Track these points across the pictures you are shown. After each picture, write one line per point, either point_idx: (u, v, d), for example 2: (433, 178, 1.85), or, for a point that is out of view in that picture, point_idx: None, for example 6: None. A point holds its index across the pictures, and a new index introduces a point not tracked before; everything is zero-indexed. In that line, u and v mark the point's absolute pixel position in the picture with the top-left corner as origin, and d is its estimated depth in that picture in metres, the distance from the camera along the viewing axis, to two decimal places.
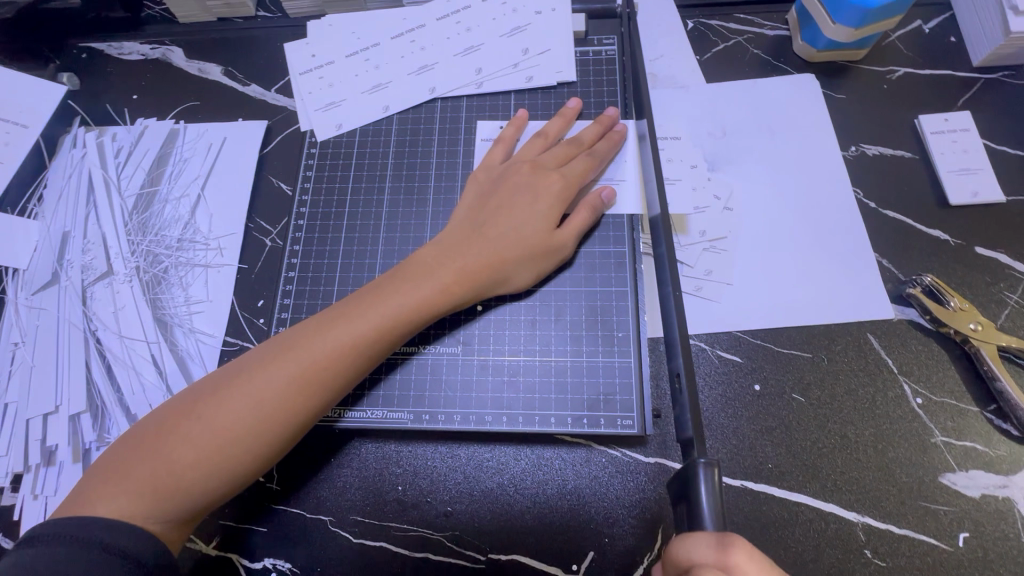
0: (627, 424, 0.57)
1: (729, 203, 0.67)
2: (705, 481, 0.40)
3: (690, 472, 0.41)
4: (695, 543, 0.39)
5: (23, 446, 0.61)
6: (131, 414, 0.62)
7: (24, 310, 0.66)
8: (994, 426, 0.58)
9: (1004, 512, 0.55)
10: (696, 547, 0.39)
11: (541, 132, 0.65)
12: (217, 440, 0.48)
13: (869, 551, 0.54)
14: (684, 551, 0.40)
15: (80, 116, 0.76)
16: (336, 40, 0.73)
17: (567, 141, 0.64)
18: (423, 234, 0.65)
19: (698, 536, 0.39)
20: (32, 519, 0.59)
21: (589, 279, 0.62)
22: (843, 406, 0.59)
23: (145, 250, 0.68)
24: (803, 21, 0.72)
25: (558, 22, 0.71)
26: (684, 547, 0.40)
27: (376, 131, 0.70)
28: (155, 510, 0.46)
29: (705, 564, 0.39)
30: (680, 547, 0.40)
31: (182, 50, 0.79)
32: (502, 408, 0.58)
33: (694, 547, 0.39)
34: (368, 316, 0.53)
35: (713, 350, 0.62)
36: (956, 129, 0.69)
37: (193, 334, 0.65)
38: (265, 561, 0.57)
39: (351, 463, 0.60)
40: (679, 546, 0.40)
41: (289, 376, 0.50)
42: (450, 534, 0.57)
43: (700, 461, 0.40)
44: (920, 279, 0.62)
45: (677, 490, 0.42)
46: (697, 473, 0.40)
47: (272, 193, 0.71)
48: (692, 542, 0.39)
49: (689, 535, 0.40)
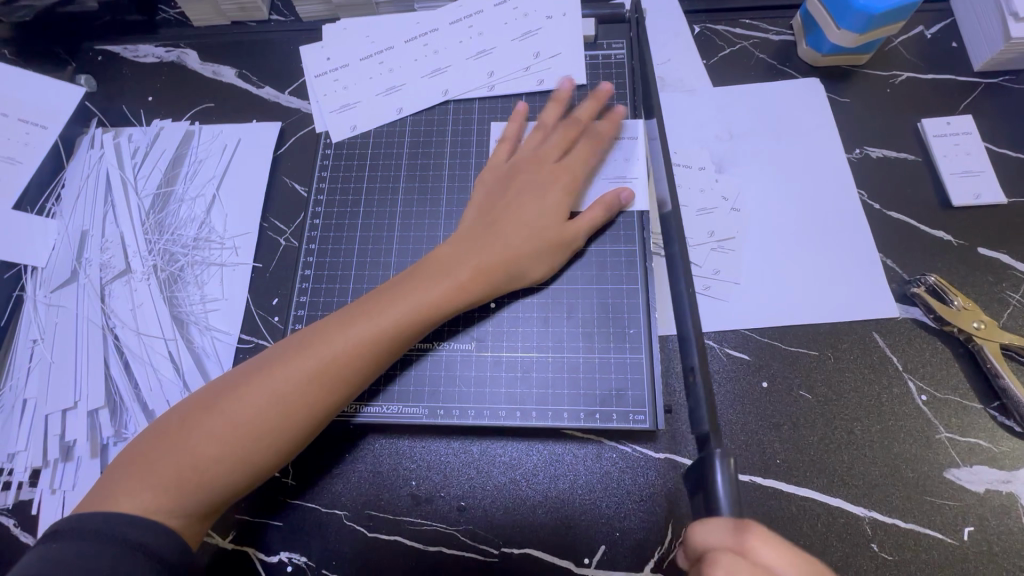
0: (638, 419, 0.58)
1: (736, 204, 0.69)
2: (720, 470, 0.41)
3: (706, 461, 0.42)
4: (712, 527, 0.41)
5: (42, 441, 0.62)
6: (148, 409, 0.63)
7: (43, 307, 0.67)
8: (998, 422, 0.59)
9: (1007, 507, 0.56)
10: (715, 533, 0.40)
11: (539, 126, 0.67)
12: (239, 435, 0.49)
13: (876, 545, 0.55)
14: (701, 536, 0.41)
15: (97, 117, 0.77)
16: (350, 43, 0.75)
17: (569, 135, 0.65)
18: (436, 233, 0.66)
19: (715, 521, 0.41)
20: (50, 513, 0.59)
21: (600, 277, 0.63)
22: (849, 402, 0.60)
23: (161, 249, 0.70)
24: (808, 27, 0.74)
25: (568, 27, 0.72)
26: (701, 531, 0.41)
27: (389, 132, 0.71)
28: (179, 504, 0.47)
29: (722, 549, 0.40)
30: (699, 532, 0.41)
31: (196, 53, 0.80)
32: (515, 403, 0.60)
33: (711, 531, 0.40)
34: (386, 314, 0.54)
35: (721, 348, 0.63)
36: (958, 132, 0.70)
37: (209, 331, 0.66)
38: (281, 555, 0.58)
39: (365, 459, 0.61)
40: (695, 530, 0.42)
41: (309, 372, 0.51)
42: (463, 529, 0.58)
43: (716, 450, 0.42)
44: (924, 279, 0.63)
45: (694, 479, 0.44)
46: (712, 463, 0.42)
47: (287, 193, 0.72)
48: (710, 526, 0.41)
49: (707, 521, 0.41)
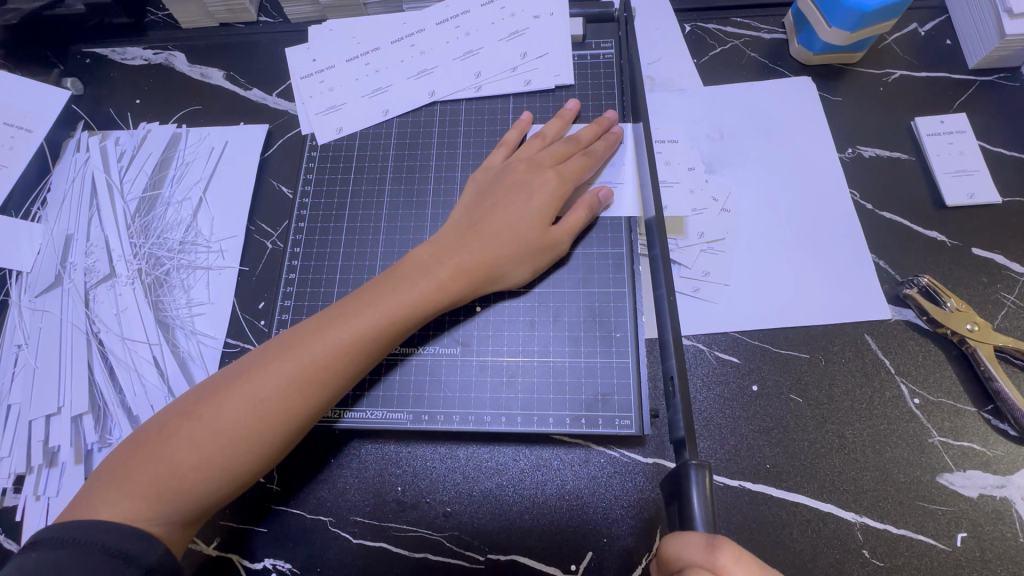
0: (624, 424, 0.57)
1: (727, 204, 0.68)
2: (697, 484, 0.41)
3: (682, 473, 0.42)
4: (686, 542, 0.40)
5: (27, 446, 0.61)
6: (133, 415, 0.62)
7: (27, 312, 0.67)
8: (992, 426, 0.58)
9: (1002, 513, 0.55)
10: (687, 547, 0.40)
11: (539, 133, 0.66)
12: (218, 441, 0.48)
13: (867, 551, 0.55)
14: (674, 549, 0.41)
15: (84, 120, 0.77)
16: (336, 44, 0.74)
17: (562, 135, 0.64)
18: (422, 235, 0.66)
19: (689, 535, 0.40)
20: (34, 520, 0.59)
21: (587, 280, 0.62)
22: (841, 406, 0.59)
23: (147, 253, 0.69)
24: (799, 24, 0.73)
25: (556, 26, 0.71)
26: (675, 544, 0.41)
27: (376, 133, 0.71)
28: (158, 511, 0.47)
29: (694, 565, 0.39)
30: (672, 546, 0.41)
31: (184, 55, 0.79)
32: (500, 408, 0.59)
33: (685, 546, 0.40)
34: (365, 315, 0.53)
35: (711, 351, 0.62)
36: (952, 131, 0.69)
37: (195, 335, 0.65)
38: (266, 561, 0.58)
39: (351, 464, 0.60)
40: (669, 544, 0.41)
41: (288, 376, 0.50)
42: (449, 535, 0.57)
43: (692, 461, 0.41)
44: (917, 280, 0.62)
45: (671, 488, 0.44)
46: (689, 475, 0.41)
47: (274, 195, 0.72)
48: (683, 540, 0.40)
49: (680, 535, 0.41)
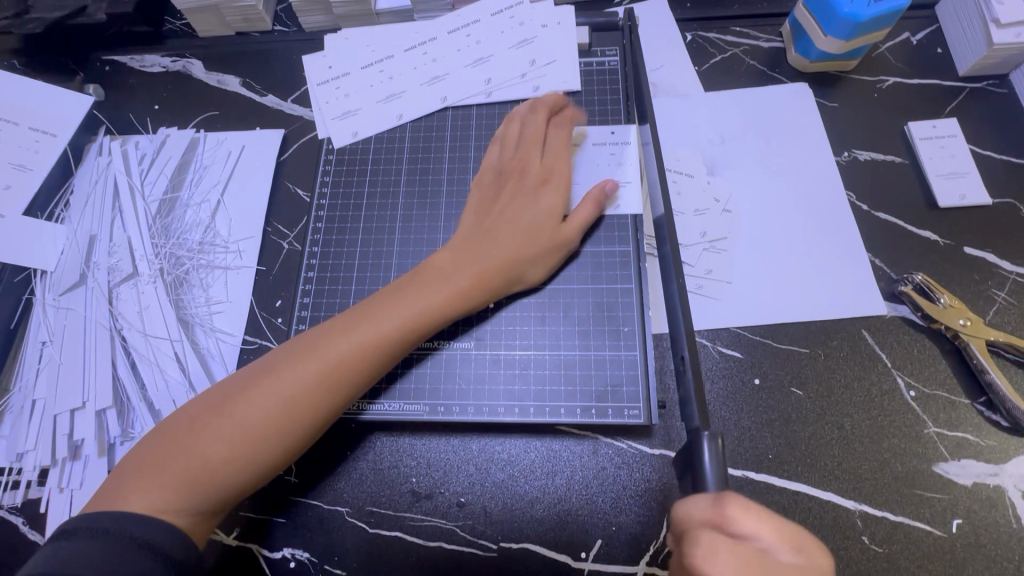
0: (633, 414, 0.60)
1: (728, 205, 0.71)
2: (708, 449, 0.43)
3: (694, 442, 0.44)
4: (694, 503, 0.42)
5: (51, 439, 0.63)
6: (155, 409, 0.64)
7: (51, 310, 0.69)
8: (984, 417, 0.60)
9: (995, 500, 0.57)
10: (695, 507, 0.42)
11: (520, 122, 0.68)
12: (247, 436, 0.50)
13: (866, 538, 0.57)
14: (684, 510, 0.42)
15: (105, 126, 0.79)
16: (351, 52, 0.77)
17: (554, 134, 0.67)
18: (436, 236, 0.68)
19: (698, 495, 0.42)
20: (59, 512, 0.61)
21: (595, 277, 0.65)
22: (841, 398, 0.62)
23: (168, 253, 0.71)
24: (796, 34, 0.76)
25: (562, 35, 0.74)
26: (684, 506, 0.42)
27: (389, 138, 0.73)
28: (187, 503, 0.49)
29: (703, 523, 0.41)
30: (681, 506, 0.43)
31: (201, 63, 0.82)
32: (514, 400, 0.61)
33: (693, 504, 0.42)
34: (389, 318, 0.55)
35: (714, 346, 0.65)
36: (944, 135, 0.72)
37: (213, 332, 0.68)
38: (284, 551, 0.59)
39: (366, 457, 0.62)
40: (681, 507, 0.43)
41: (313, 375, 0.52)
42: (462, 524, 0.59)
43: (703, 430, 0.43)
44: (911, 278, 0.65)
45: (685, 460, 0.45)
46: (700, 442, 0.43)
47: (289, 198, 0.74)
48: (692, 500, 0.42)
49: (691, 496, 0.42)
